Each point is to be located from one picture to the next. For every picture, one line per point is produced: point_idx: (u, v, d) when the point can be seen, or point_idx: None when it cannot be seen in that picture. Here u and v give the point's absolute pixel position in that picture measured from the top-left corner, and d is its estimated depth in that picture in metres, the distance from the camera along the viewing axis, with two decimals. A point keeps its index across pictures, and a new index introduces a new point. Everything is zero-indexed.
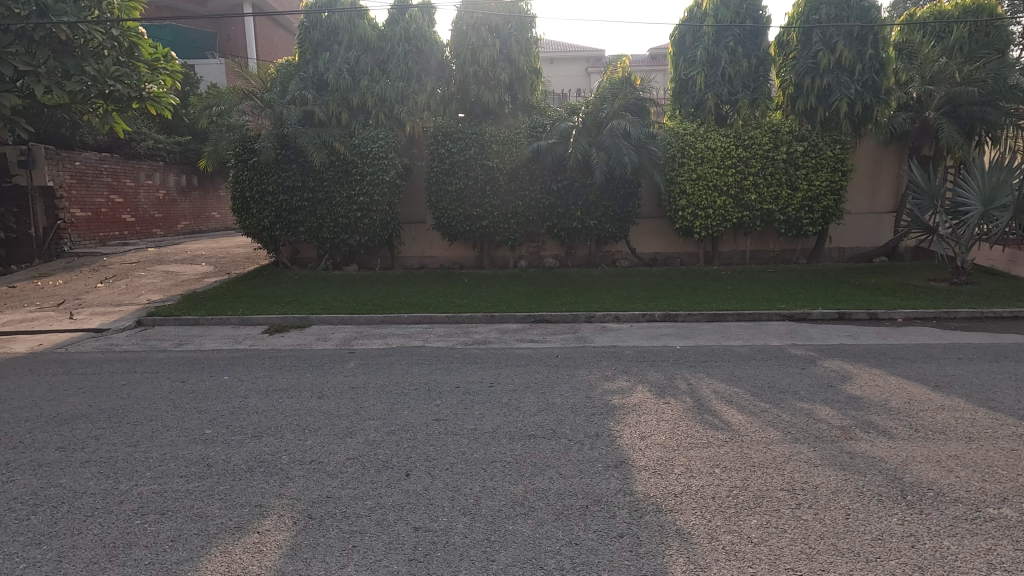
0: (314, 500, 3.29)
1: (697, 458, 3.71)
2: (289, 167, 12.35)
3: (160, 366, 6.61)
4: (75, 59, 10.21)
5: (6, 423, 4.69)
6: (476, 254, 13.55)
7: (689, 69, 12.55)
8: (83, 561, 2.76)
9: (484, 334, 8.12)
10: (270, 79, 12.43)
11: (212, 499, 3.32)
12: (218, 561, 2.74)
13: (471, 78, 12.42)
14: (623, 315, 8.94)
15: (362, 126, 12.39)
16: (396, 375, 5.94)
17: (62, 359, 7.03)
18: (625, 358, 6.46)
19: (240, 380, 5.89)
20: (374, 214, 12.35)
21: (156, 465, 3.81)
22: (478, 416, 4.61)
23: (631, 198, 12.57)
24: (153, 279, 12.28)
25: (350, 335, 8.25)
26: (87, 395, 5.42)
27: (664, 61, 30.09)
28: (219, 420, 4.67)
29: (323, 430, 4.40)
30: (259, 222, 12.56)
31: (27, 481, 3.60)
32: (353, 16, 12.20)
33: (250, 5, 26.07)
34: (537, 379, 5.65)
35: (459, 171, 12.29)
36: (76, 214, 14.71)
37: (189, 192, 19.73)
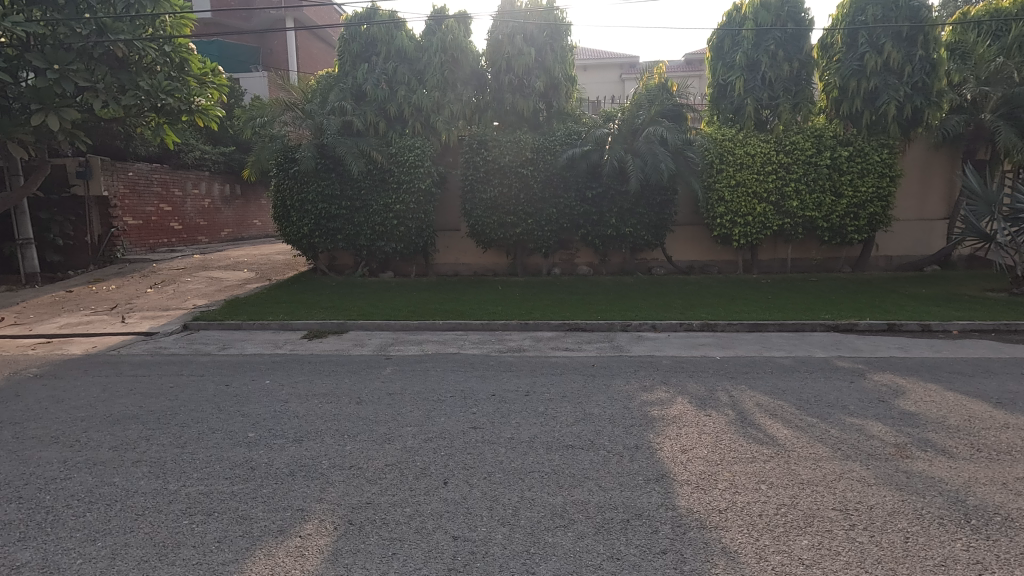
0: (354, 506, 3.32)
1: (741, 473, 3.59)
2: (328, 176, 12.64)
3: (204, 369, 6.82)
4: (130, 75, 10.70)
5: (64, 422, 4.91)
6: (510, 261, 13.56)
7: (728, 73, 12.33)
8: (135, 558, 2.85)
9: (518, 342, 8.09)
10: (311, 91, 12.86)
11: (256, 502, 3.38)
12: (263, 564, 2.77)
13: (506, 86, 12.59)
14: (659, 324, 8.78)
15: (399, 135, 12.61)
16: (431, 382, 5.97)
17: (114, 362, 7.33)
18: (663, 368, 6.34)
19: (280, 385, 6.02)
20: (409, 222, 12.55)
21: (202, 466, 3.92)
22: (515, 425, 4.58)
23: (667, 205, 12.39)
24: (199, 285, 12.72)
25: (386, 341, 8.35)
26: (137, 397, 5.63)
27: (699, 67, 29.82)
28: (262, 423, 4.78)
29: (362, 435, 4.44)
30: (299, 230, 12.90)
31: (84, 479, 3.75)
32: (391, 28, 12.41)
33: (293, 20, 27.07)
34: (573, 389, 5.59)
35: (494, 180, 12.36)
36: (128, 222, 15.39)
37: (232, 200, 20.41)
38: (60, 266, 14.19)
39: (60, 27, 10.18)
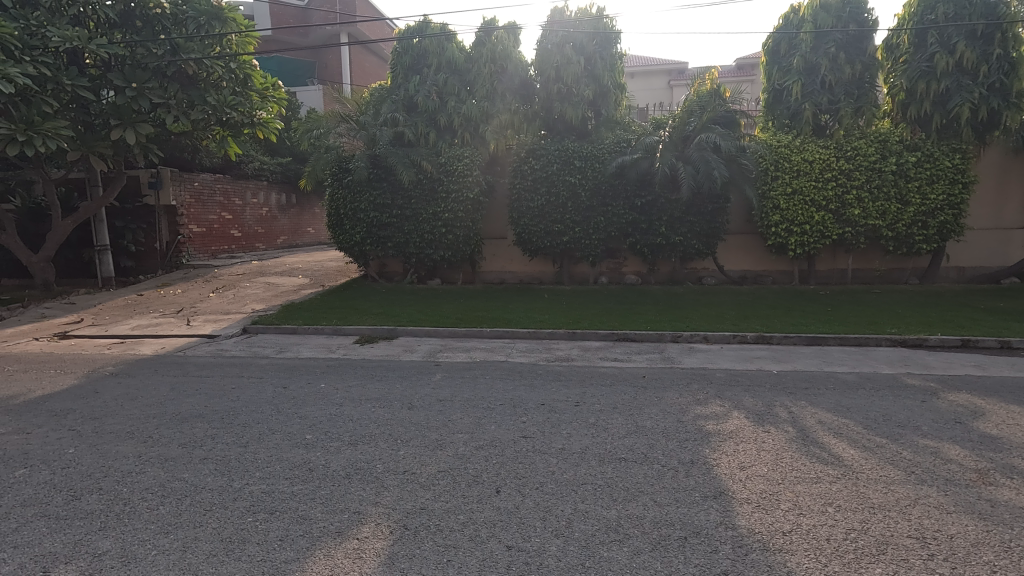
0: (409, 511, 3.36)
1: (805, 494, 3.44)
2: (380, 186, 12.99)
3: (263, 372, 7.10)
4: (199, 91, 11.36)
5: (138, 419, 5.21)
6: (556, 270, 13.52)
7: (784, 78, 11.95)
8: (205, 552, 2.97)
9: (566, 351, 8.04)
10: (364, 103, 13.29)
11: (315, 504, 3.47)
12: (323, 565, 2.84)
13: (555, 95, 12.64)
14: (712, 336, 8.55)
15: (449, 145, 12.84)
16: (482, 389, 6.00)
17: (181, 363, 7.73)
18: (717, 382, 6.15)
19: (335, 388, 6.19)
20: (457, 230, 12.74)
21: (264, 466, 4.07)
22: (566, 435, 4.55)
23: (718, 213, 12.09)
24: (257, 290, 13.27)
25: (434, 348, 8.47)
26: (203, 397, 5.92)
27: (752, 71, 29.09)
28: (318, 425, 4.92)
29: (414, 441, 4.51)
30: (352, 237, 13.27)
31: (157, 474, 3.96)
32: (442, 40, 12.63)
33: (348, 35, 28.09)
34: (624, 400, 5.49)
35: (541, 189, 12.39)
36: (193, 230, 16.25)
37: (288, 209, 21.21)
38: (132, 270, 15.15)
39: (139, 47, 10.92)
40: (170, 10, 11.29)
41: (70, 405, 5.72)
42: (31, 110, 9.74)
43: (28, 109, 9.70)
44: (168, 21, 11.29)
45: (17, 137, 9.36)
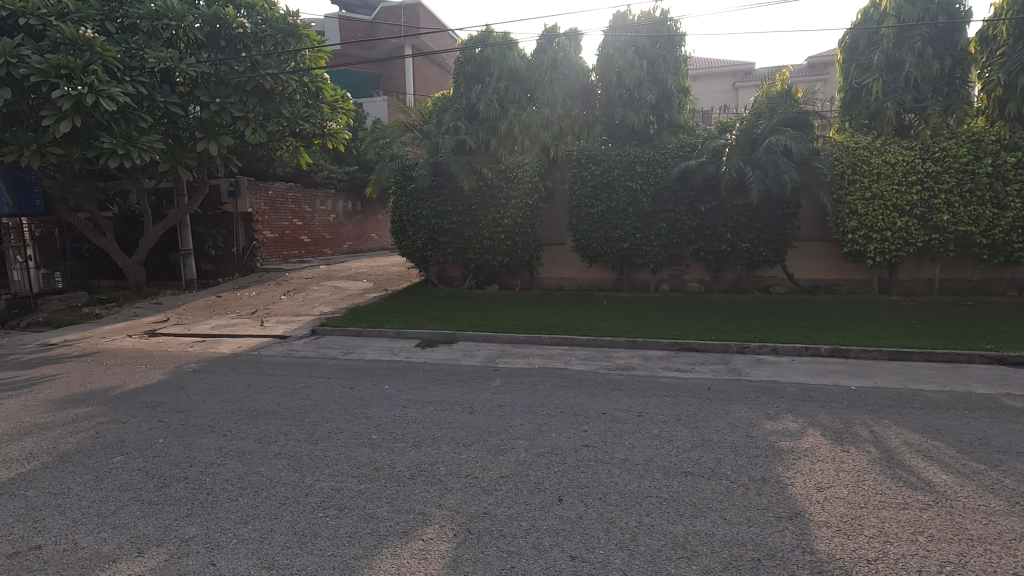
0: (472, 515, 3.38)
1: (892, 521, 3.20)
2: (442, 193, 13.27)
3: (330, 372, 7.39)
4: (275, 104, 12.07)
5: (219, 413, 5.55)
6: (615, 277, 13.31)
7: (863, 76, 11.33)
8: (280, 544, 3.11)
9: (627, 360, 7.90)
10: (427, 113, 13.73)
11: (381, 503, 3.56)
12: (389, 563, 2.91)
13: (616, 100, 12.46)
14: (781, 348, 8.15)
15: (509, 152, 12.98)
16: (542, 396, 5.98)
17: (256, 361, 8.17)
18: (788, 396, 5.85)
19: (398, 390, 6.35)
20: (516, 236, 12.79)
21: (333, 463, 4.22)
22: (629, 446, 4.45)
23: (788, 219, 11.55)
24: (324, 293, 13.84)
25: (493, 353, 8.53)
26: (275, 394, 6.24)
27: (824, 70, 27.74)
28: (383, 426, 5.06)
29: (475, 445, 4.55)
30: (414, 243, 13.62)
31: (236, 466, 4.19)
32: (504, 49, 12.73)
33: (411, 46, 29.01)
34: (688, 412, 5.32)
35: (601, 195, 12.26)
36: (267, 236, 17.17)
37: (354, 216, 22.01)
38: (212, 273, 16.22)
39: (223, 65, 11.71)
40: (251, 30, 11.95)
41: (159, 398, 6.17)
42: (130, 125, 10.63)
43: (127, 125, 10.56)
44: (249, 40, 11.97)
45: (117, 150, 10.28)
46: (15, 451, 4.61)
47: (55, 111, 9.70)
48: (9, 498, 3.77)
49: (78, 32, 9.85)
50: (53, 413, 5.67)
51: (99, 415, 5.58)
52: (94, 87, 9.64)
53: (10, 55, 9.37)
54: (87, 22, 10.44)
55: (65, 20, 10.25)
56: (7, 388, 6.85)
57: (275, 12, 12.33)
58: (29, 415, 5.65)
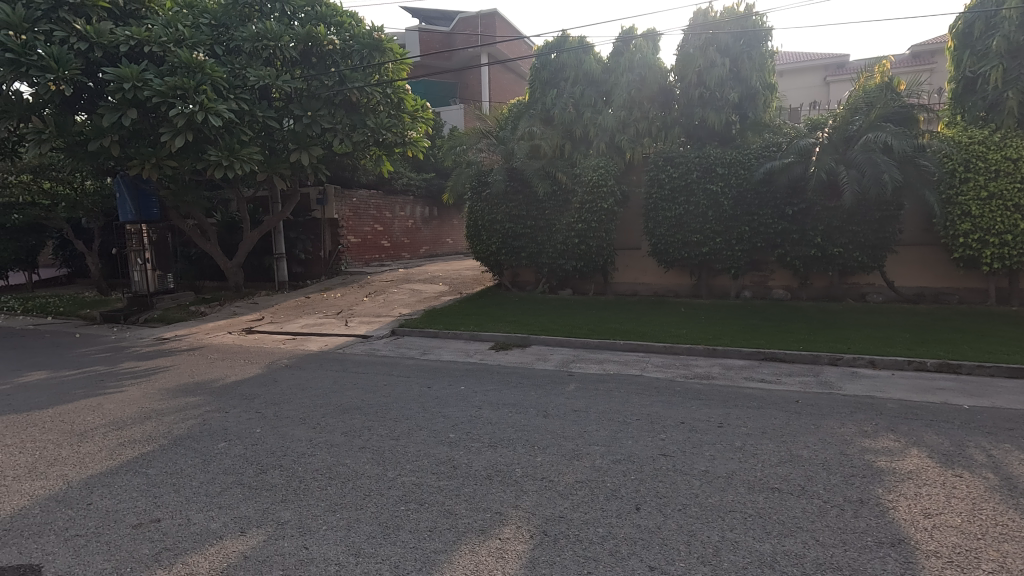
0: (548, 517, 3.39)
1: (1016, 556, 2.88)
2: (516, 199, 13.43)
3: (409, 371, 7.67)
4: (361, 116, 12.86)
5: (308, 406, 5.92)
6: (693, 282, 12.85)
7: (978, 64, 10.35)
8: (366, 533, 3.27)
9: (706, 368, 7.61)
10: (502, 119, 14.00)
11: (459, 500, 3.66)
12: (467, 560, 2.97)
13: (696, 100, 12.05)
14: (879, 361, 7.55)
15: (584, 156, 12.92)
16: (617, 403, 5.89)
17: (341, 359, 8.62)
18: (888, 413, 5.40)
19: (474, 392, 6.48)
20: (590, 240, 12.68)
21: (413, 459, 4.37)
22: (709, 457, 4.29)
23: (888, 221, 10.69)
24: (403, 295, 14.39)
25: (567, 358, 8.50)
26: (359, 391, 6.55)
27: (930, 59, 25.50)
28: (459, 426, 5.18)
29: (551, 448, 4.56)
30: (488, 247, 13.84)
31: (325, 457, 4.45)
32: (579, 53, 12.92)
33: (487, 55, 29.65)
34: (774, 425, 5.05)
35: (679, 198, 11.92)
36: (351, 240, 18.11)
37: (431, 221, 22.69)
38: (302, 276, 17.31)
39: (314, 80, 12.48)
40: (340, 46, 12.67)
41: (256, 390, 6.66)
42: (233, 139, 11.55)
43: (231, 139, 11.49)
44: (338, 55, 12.67)
45: (222, 162, 11.22)
46: (137, 433, 5.15)
47: (171, 128, 10.72)
48: (133, 474, 4.21)
49: (191, 56, 10.84)
50: (168, 401, 6.27)
51: (205, 404, 6.11)
52: (204, 105, 10.59)
53: (136, 79, 10.44)
54: (199, 47, 11.45)
55: (181, 46, 11.29)
56: (130, 377, 7.66)
57: (362, 28, 13.00)
58: (148, 401, 6.29)
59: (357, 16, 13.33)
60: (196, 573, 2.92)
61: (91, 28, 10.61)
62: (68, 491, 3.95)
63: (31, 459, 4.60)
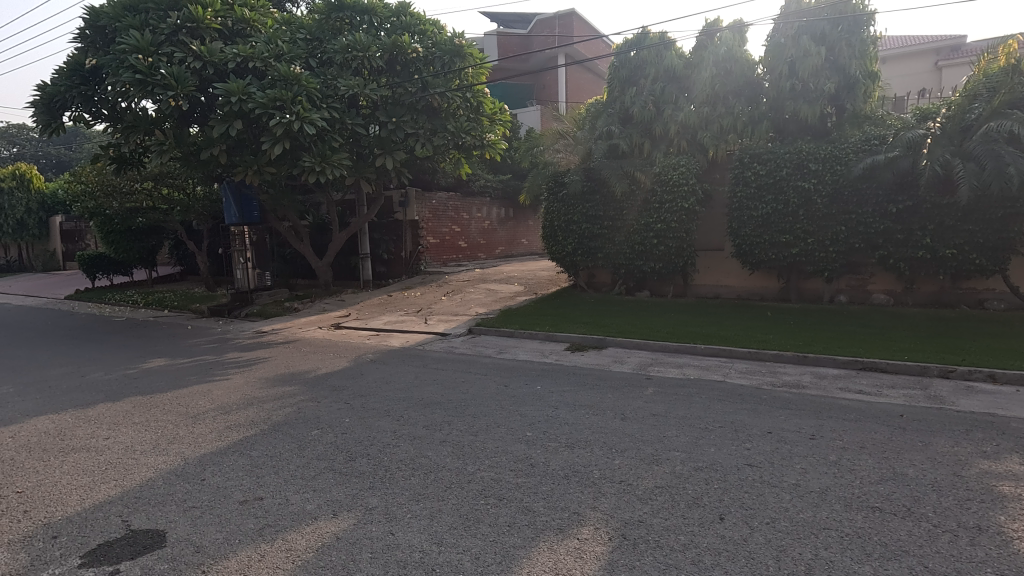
0: (627, 521, 3.36)
1: None
2: (594, 199, 13.33)
3: (486, 369, 7.82)
4: (442, 120, 13.36)
5: (392, 399, 6.20)
6: (781, 285, 12.14)
7: None
8: (448, 523, 3.38)
9: (796, 377, 7.18)
10: (580, 119, 13.92)
11: (537, 498, 3.69)
12: (546, 557, 3.00)
13: (787, 93, 11.40)
14: (1000, 375, 6.79)
15: (664, 155, 12.58)
16: (698, 408, 5.69)
17: (421, 356, 8.93)
18: (1012, 433, 4.85)
19: (551, 391, 6.50)
20: (670, 241, 12.35)
21: (492, 455, 4.47)
22: (800, 470, 4.06)
23: (1013, 219, 9.58)
24: (480, 295, 14.69)
25: (645, 361, 8.33)
26: (439, 387, 6.77)
27: None
28: (537, 424, 5.23)
29: (629, 452, 4.49)
30: (563, 248, 13.81)
31: (408, 448, 4.64)
32: (660, 49, 12.53)
33: (564, 55, 29.55)
34: (874, 440, 4.69)
35: (767, 196, 11.33)
36: (430, 241, 18.76)
37: (507, 222, 22.96)
38: (384, 275, 18.11)
39: (399, 87, 13.05)
40: (422, 53, 13.16)
41: (344, 383, 7.06)
42: (325, 146, 12.30)
43: (323, 146, 12.25)
44: (421, 62, 13.15)
45: (315, 168, 12.01)
46: (242, 417, 5.63)
47: (271, 137, 11.59)
48: (240, 454, 4.61)
49: (289, 70, 11.67)
50: (268, 389, 6.80)
51: (300, 393, 6.57)
52: (300, 115, 11.39)
53: (241, 93, 11.35)
54: (296, 61, 12.30)
55: (280, 60, 12.18)
56: (234, 366, 8.37)
57: (444, 35, 13.43)
58: (250, 389, 6.85)
59: (439, 24, 13.76)
60: (295, 548, 3.15)
61: (204, 48, 11.67)
62: (186, 466, 4.40)
63: (156, 436, 5.16)
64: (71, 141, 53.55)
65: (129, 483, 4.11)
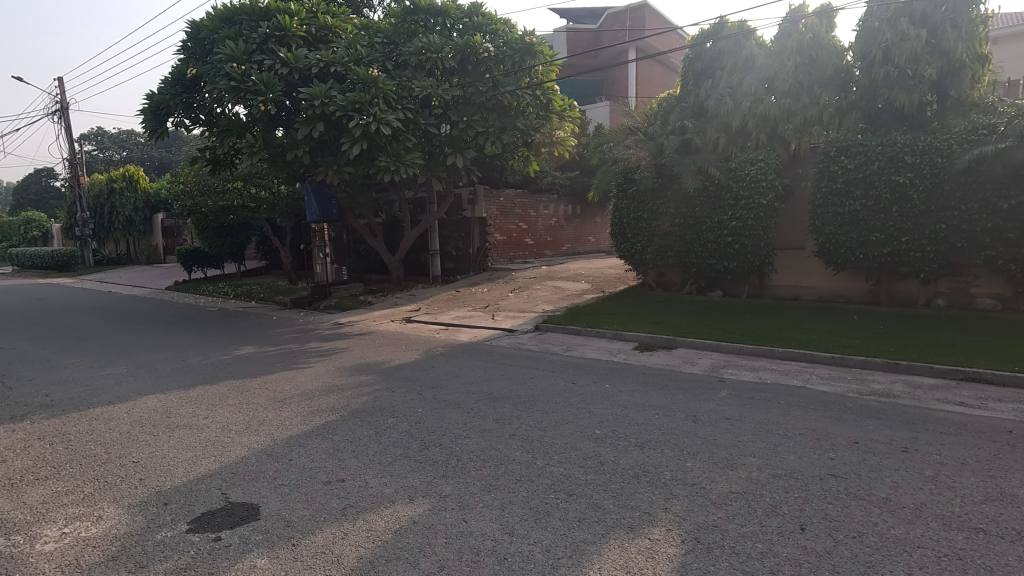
0: (700, 524, 3.29)
1: None
2: (664, 196, 13.02)
3: (553, 366, 7.84)
4: (512, 118, 13.53)
5: (462, 393, 6.36)
6: (870, 287, 11.35)
7: None
8: (518, 515, 3.44)
9: (886, 385, 6.71)
10: (652, 114, 13.55)
11: (607, 495, 3.68)
12: (617, 554, 3.00)
13: (880, 80, 10.58)
14: None
15: (741, 149, 12.11)
16: (777, 414, 5.44)
17: (489, 351, 9.08)
18: None
19: (619, 391, 6.44)
20: (746, 239, 11.87)
21: (562, 451, 4.50)
22: (891, 484, 3.81)
23: None
24: (546, 292, 14.71)
25: (718, 363, 8.06)
26: (508, 382, 6.87)
27: None
28: (605, 423, 5.20)
29: (702, 455, 4.38)
30: (632, 246, 13.60)
31: (478, 441, 4.76)
32: (738, 39, 12.08)
33: (635, 49, 28.96)
34: (978, 457, 4.31)
35: (854, 192, 10.64)
36: (497, 238, 19.01)
37: (574, 219, 22.83)
38: (453, 271, 18.53)
39: (472, 87, 13.31)
40: (494, 52, 13.30)
41: (416, 375, 7.32)
42: (399, 145, 12.76)
43: (397, 145, 12.71)
44: (492, 61, 13.28)
45: (390, 167, 12.49)
46: (324, 404, 5.97)
47: (350, 138, 12.17)
48: (322, 438, 4.91)
49: (367, 73, 12.16)
50: (346, 378, 7.15)
51: (375, 383, 6.87)
52: (377, 117, 11.88)
53: (323, 96, 11.90)
54: (373, 64, 12.79)
55: (359, 64, 12.68)
56: (315, 355, 8.88)
57: (515, 33, 13.50)
58: (330, 377, 7.24)
59: (510, 22, 13.86)
60: (375, 529, 3.33)
61: (291, 54, 12.34)
62: (275, 447, 4.73)
63: (248, 417, 5.58)
64: (172, 145, 58.57)
65: (226, 460, 4.47)
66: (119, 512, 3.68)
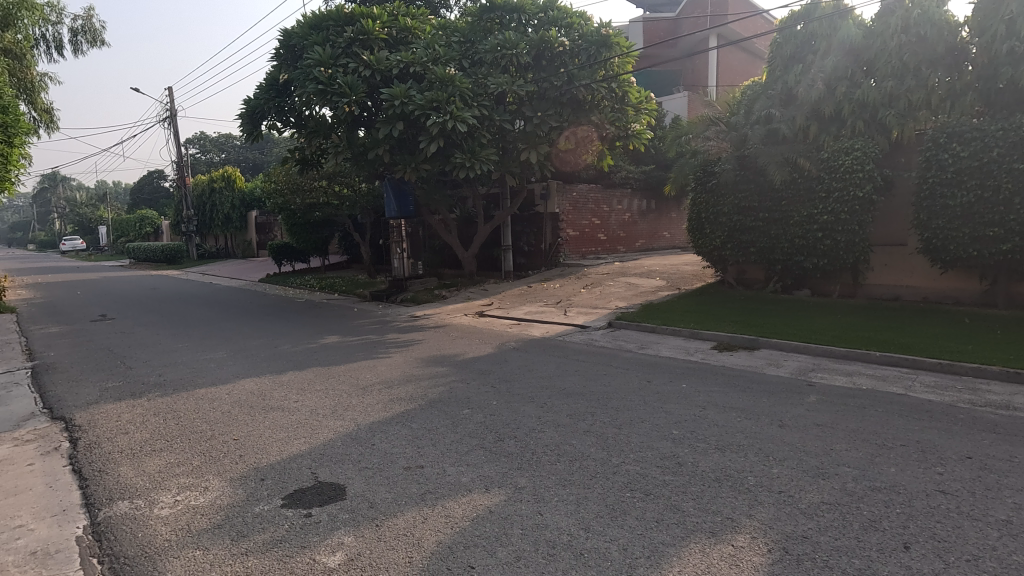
0: (789, 534, 3.12)
1: None
2: (747, 188, 12.38)
3: (627, 364, 7.69)
4: (586, 112, 13.39)
5: (535, 387, 6.38)
6: (984, 286, 10.27)
7: None
8: (594, 512, 3.41)
9: (1005, 396, 6.04)
10: (735, 103, 12.97)
11: (687, 498, 3.57)
12: (698, 559, 2.90)
13: (1003, 57, 9.43)
14: None
15: (834, 138, 11.31)
16: (874, 423, 5.05)
17: (561, 347, 9.05)
18: None
19: (697, 391, 6.21)
20: (838, 234, 11.09)
21: (638, 449, 4.42)
22: (1013, 506, 3.43)
23: None
24: (620, 289, 14.46)
25: (806, 366, 7.59)
26: (580, 379, 6.82)
27: None
28: (683, 423, 5.05)
29: (789, 462, 4.14)
30: (711, 241, 13.08)
31: (552, 435, 4.75)
32: (834, 19, 11.22)
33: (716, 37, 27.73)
34: None
35: (968, 182, 9.62)
36: (569, 233, 18.90)
37: (649, 214, 22.25)
38: (525, 266, 18.62)
39: (547, 81, 13.28)
40: (569, 46, 13.15)
41: (489, 368, 7.42)
42: (474, 142, 12.97)
43: (473, 142, 12.92)
44: (567, 55, 13.16)
45: (465, 163, 12.73)
46: (403, 393, 6.19)
47: (428, 136, 12.50)
48: (402, 425, 5.09)
49: (445, 72, 12.43)
50: (422, 369, 7.38)
51: (450, 374, 7.05)
52: (453, 115, 12.13)
53: (403, 96, 12.36)
54: (450, 63, 13.05)
55: (436, 63, 12.98)
56: (393, 346, 9.23)
57: (591, 26, 13.33)
58: (408, 367, 7.51)
59: (586, 15, 13.69)
60: (453, 516, 3.41)
61: (373, 57, 12.84)
62: (359, 431, 4.97)
63: (334, 402, 5.90)
64: (264, 147, 62.85)
65: (315, 442, 4.75)
66: (223, 484, 4.01)
